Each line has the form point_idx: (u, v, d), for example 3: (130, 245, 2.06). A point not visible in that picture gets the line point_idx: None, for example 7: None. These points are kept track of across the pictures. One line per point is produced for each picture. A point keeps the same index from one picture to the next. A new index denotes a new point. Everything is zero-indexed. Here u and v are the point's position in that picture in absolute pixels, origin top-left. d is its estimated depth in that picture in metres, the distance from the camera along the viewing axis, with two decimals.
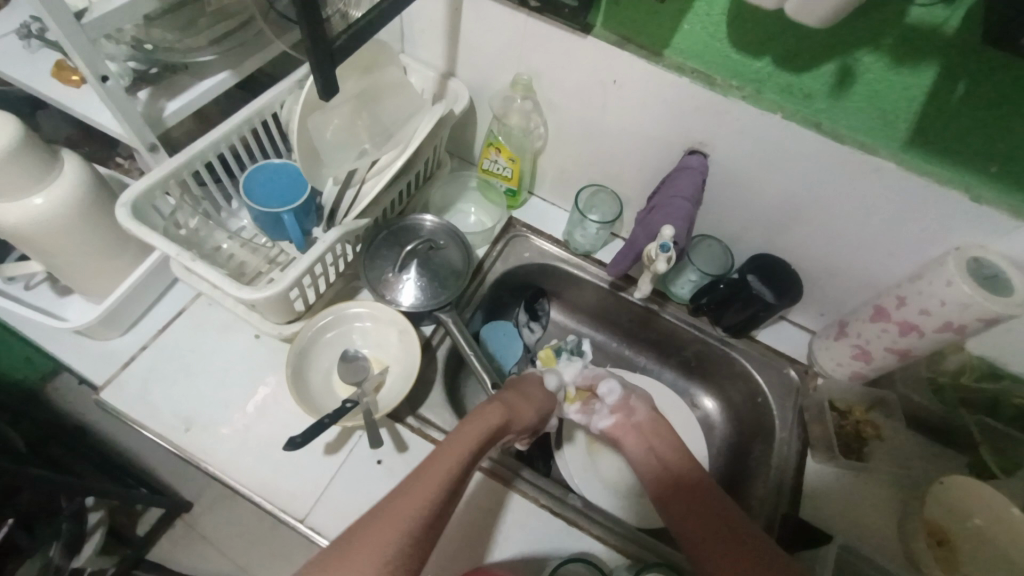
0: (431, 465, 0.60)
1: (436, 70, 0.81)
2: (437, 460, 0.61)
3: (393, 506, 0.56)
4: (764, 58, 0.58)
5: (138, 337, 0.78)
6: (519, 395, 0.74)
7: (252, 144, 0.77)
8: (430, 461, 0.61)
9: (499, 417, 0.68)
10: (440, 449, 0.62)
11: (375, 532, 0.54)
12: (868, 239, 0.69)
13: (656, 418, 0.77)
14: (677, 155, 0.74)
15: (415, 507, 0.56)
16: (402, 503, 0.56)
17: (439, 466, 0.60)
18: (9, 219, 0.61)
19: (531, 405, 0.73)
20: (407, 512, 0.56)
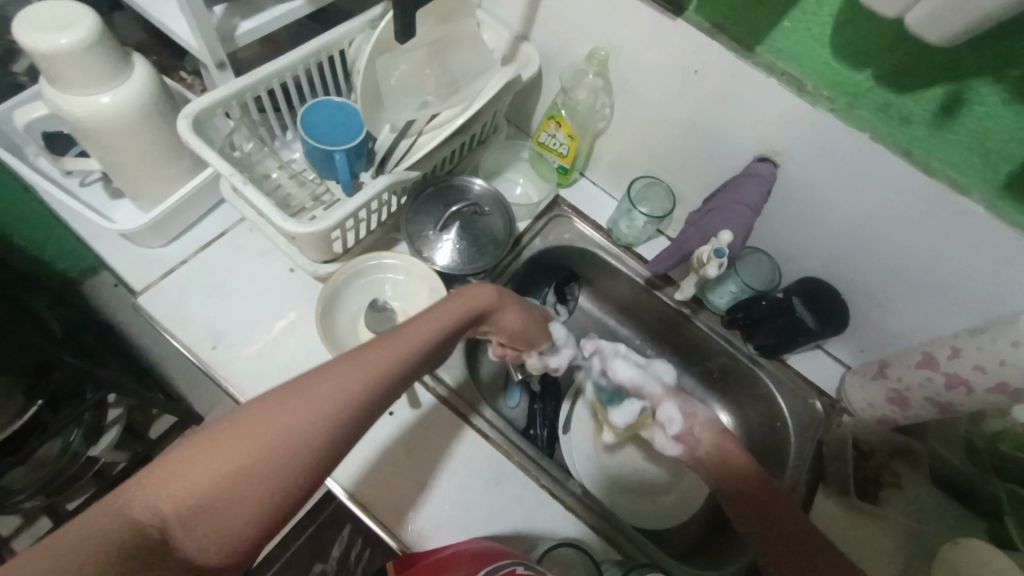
0: (419, 320, 0.55)
1: (510, 31, 0.78)
2: (422, 321, 0.55)
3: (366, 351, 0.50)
4: (866, 70, 0.54)
5: (178, 249, 0.80)
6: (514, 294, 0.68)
7: (315, 78, 0.76)
8: (420, 317, 0.55)
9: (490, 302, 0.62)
10: (425, 313, 0.56)
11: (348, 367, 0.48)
12: (933, 282, 0.65)
13: (705, 434, 0.67)
14: (745, 160, 0.71)
15: (390, 357, 0.50)
16: (381, 348, 0.51)
17: (426, 325, 0.55)
18: (75, 111, 0.62)
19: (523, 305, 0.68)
20: (386, 356, 0.50)
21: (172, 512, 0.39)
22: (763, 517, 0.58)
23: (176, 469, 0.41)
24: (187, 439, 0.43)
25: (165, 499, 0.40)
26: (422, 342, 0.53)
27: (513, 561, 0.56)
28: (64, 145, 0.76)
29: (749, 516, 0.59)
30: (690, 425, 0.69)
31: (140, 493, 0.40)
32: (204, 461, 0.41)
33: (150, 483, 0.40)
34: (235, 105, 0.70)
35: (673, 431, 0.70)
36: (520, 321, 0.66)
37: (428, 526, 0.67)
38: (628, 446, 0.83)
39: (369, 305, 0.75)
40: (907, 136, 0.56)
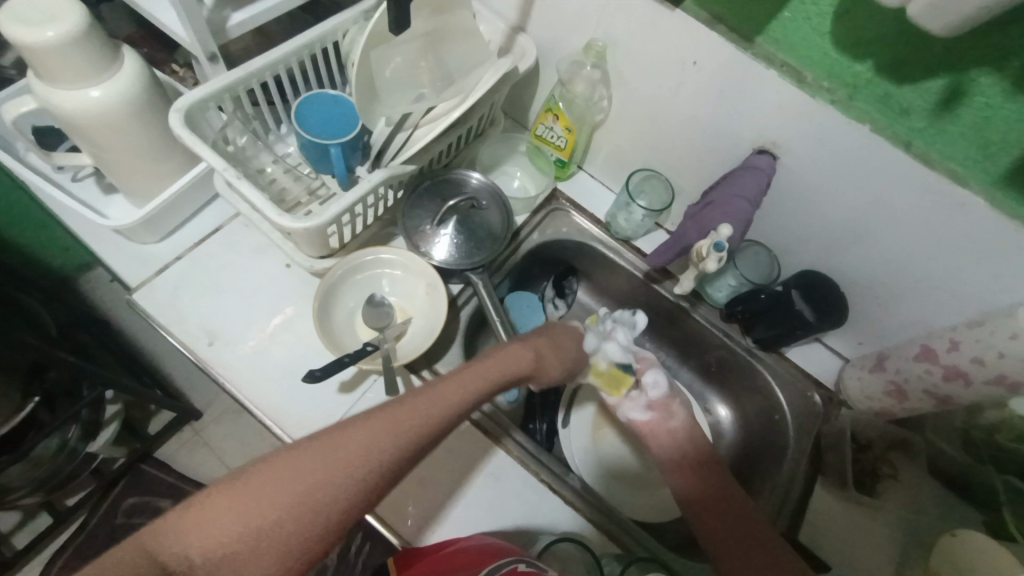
0: (455, 380, 0.56)
1: (506, 22, 0.77)
2: (455, 383, 0.56)
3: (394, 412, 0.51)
4: (866, 61, 0.54)
5: (172, 245, 0.79)
6: (551, 339, 0.68)
7: (309, 70, 0.75)
8: (456, 377, 0.57)
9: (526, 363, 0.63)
10: (458, 375, 0.57)
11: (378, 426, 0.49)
12: (932, 274, 0.65)
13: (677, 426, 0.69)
14: (744, 153, 0.70)
15: (418, 423, 0.51)
16: (413, 409, 0.52)
17: (462, 385, 0.56)
18: (65, 105, 0.61)
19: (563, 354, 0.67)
20: (417, 418, 0.51)
21: (198, 559, 0.42)
22: (719, 523, 0.61)
23: (205, 517, 0.43)
24: (216, 482, 0.45)
25: (192, 548, 0.42)
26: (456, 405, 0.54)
27: (513, 558, 0.56)
28: (55, 140, 0.75)
29: (699, 510, 0.63)
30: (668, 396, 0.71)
31: (172, 536, 0.43)
32: (231, 511, 0.43)
33: (181, 529, 0.43)
34: (228, 99, 0.69)
35: (650, 396, 0.70)
36: (565, 369, 0.67)
37: (427, 521, 0.67)
38: (609, 432, 0.83)
39: (366, 302, 0.75)
40: (907, 128, 0.55)
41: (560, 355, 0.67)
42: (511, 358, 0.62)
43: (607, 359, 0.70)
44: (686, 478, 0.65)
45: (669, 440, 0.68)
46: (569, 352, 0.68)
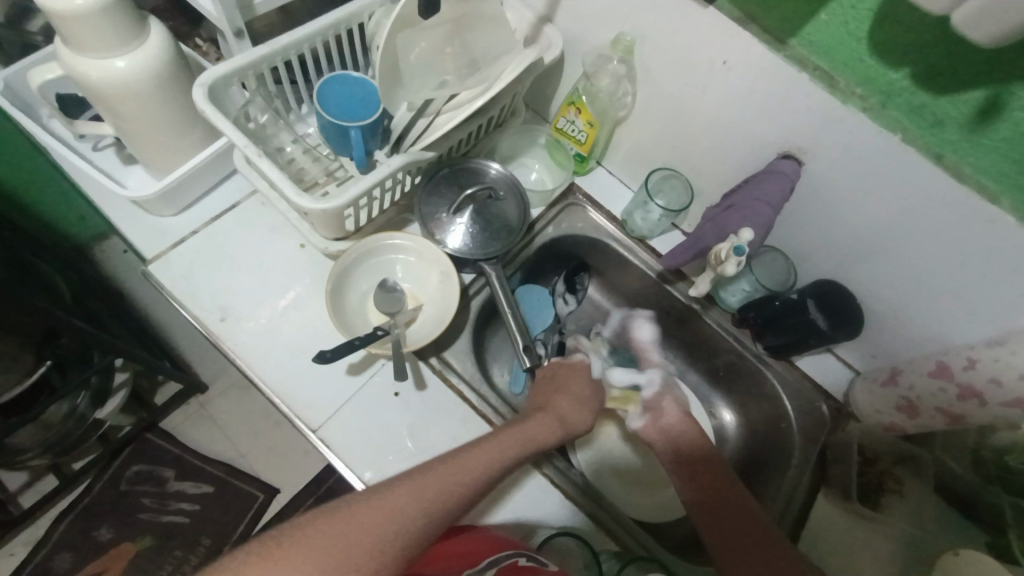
0: (489, 443, 0.60)
1: (533, 12, 0.76)
2: (485, 451, 0.59)
3: (427, 480, 0.55)
4: (902, 69, 0.52)
5: (189, 219, 0.79)
6: (573, 394, 0.71)
7: (333, 51, 0.75)
8: (489, 441, 0.60)
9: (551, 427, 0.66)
10: (488, 442, 0.60)
11: (416, 491, 0.53)
12: (953, 291, 0.64)
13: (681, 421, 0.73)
14: (768, 157, 0.69)
15: (448, 492, 0.55)
16: (451, 474, 0.56)
17: (496, 449, 0.60)
18: (91, 74, 0.61)
19: (585, 409, 0.70)
20: (454, 483, 0.55)
21: None
22: (727, 531, 0.62)
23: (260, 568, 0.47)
24: (270, 537, 0.49)
25: None
26: (490, 469, 0.58)
27: (515, 552, 0.57)
28: (78, 109, 0.76)
29: (704, 508, 0.64)
30: (662, 394, 0.77)
31: None
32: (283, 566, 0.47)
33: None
34: (252, 76, 0.69)
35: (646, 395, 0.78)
36: (587, 422, 0.69)
37: None
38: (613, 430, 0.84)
39: (378, 285, 0.75)
40: (940, 139, 0.54)
41: (581, 407, 0.70)
42: (538, 423, 0.65)
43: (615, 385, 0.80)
44: (687, 478, 0.68)
45: (672, 437, 0.72)
46: (591, 405, 0.71)
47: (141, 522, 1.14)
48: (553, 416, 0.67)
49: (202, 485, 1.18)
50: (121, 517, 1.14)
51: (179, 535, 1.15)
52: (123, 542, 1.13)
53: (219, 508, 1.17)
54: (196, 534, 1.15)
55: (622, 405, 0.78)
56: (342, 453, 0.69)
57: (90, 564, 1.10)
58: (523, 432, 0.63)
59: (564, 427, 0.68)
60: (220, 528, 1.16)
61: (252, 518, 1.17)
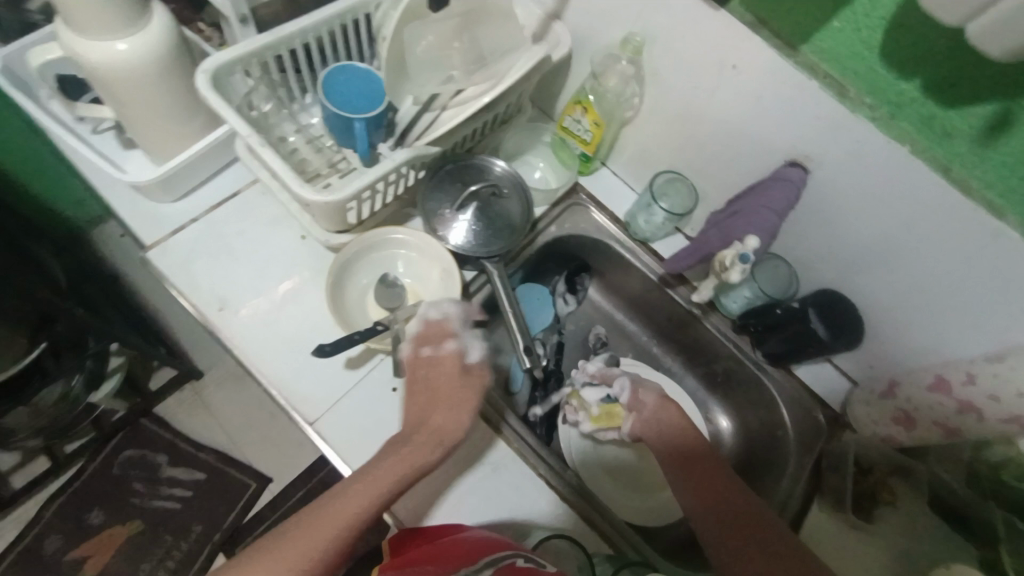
0: (419, 435, 0.62)
1: (543, 8, 0.75)
2: (362, 487, 0.57)
3: (296, 539, 0.54)
4: (914, 80, 0.52)
5: (188, 207, 0.78)
6: (440, 401, 0.63)
7: (338, 41, 0.74)
8: (419, 433, 0.62)
9: (424, 453, 0.60)
10: (364, 478, 0.58)
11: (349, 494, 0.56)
12: (955, 305, 0.64)
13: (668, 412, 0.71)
14: (775, 164, 0.68)
15: (334, 532, 0.55)
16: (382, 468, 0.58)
17: (426, 438, 0.61)
18: (92, 56, 0.60)
19: (452, 412, 0.63)
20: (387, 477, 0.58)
21: None
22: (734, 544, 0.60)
23: None
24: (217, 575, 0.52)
25: None
26: (422, 460, 0.60)
27: (513, 553, 0.56)
28: (78, 92, 0.75)
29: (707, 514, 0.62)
30: (637, 391, 0.73)
31: None
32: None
33: None
34: (256, 64, 0.67)
35: (623, 401, 0.73)
36: (464, 427, 0.62)
37: (423, 502, 0.67)
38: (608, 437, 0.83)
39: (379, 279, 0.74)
40: (949, 151, 0.54)
41: (457, 414, 0.62)
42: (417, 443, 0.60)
43: (592, 403, 0.78)
44: (689, 480, 0.65)
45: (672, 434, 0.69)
46: (460, 409, 0.63)
47: (131, 507, 1.14)
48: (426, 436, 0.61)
49: (195, 472, 1.17)
50: (113, 501, 1.13)
51: (170, 521, 1.14)
52: (113, 526, 1.12)
53: (210, 496, 1.17)
54: (187, 521, 1.15)
55: (608, 423, 0.77)
56: (339, 448, 0.69)
57: (80, 546, 1.10)
58: (401, 460, 0.59)
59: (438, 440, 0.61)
60: (211, 516, 1.16)
61: (244, 507, 1.17)
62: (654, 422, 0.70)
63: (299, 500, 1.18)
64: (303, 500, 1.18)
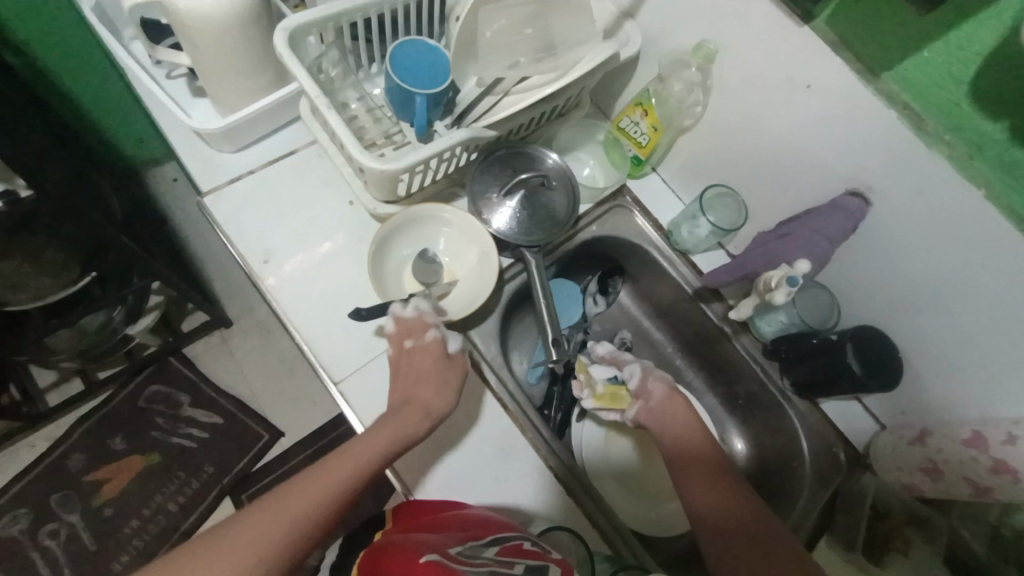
0: (404, 413, 0.64)
1: (617, 4, 0.75)
2: (346, 456, 0.60)
3: (283, 503, 0.55)
4: (999, 122, 0.50)
5: (246, 158, 0.81)
6: (428, 377, 0.67)
7: (411, 16, 0.75)
8: (405, 411, 0.64)
9: (416, 423, 0.63)
10: (349, 448, 0.60)
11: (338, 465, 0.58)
12: (1002, 361, 0.62)
13: (678, 409, 0.72)
14: (834, 191, 0.67)
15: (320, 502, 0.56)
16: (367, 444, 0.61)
17: (411, 416, 0.64)
18: (178, 4, 0.62)
19: (439, 387, 0.66)
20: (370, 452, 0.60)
21: None
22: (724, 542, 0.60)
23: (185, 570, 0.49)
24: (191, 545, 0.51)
25: None
26: (406, 437, 0.62)
27: (519, 536, 0.57)
28: (158, 36, 0.78)
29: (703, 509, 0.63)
30: (646, 378, 0.74)
31: None
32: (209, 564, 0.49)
33: None
34: (330, 28, 0.70)
35: (630, 387, 0.74)
36: (451, 404, 0.66)
37: (430, 477, 0.69)
38: (617, 432, 0.84)
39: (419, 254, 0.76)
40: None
41: (444, 393, 0.66)
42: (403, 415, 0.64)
43: (598, 381, 0.77)
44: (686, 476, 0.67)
45: (676, 432, 0.70)
46: (445, 387, 0.67)
47: (152, 440, 1.19)
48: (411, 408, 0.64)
49: (214, 416, 1.22)
50: (135, 431, 1.19)
51: (185, 459, 1.19)
52: (133, 455, 1.18)
53: (226, 441, 1.21)
54: (202, 461, 1.19)
55: (611, 403, 0.76)
56: (359, 410, 0.71)
57: (100, 471, 1.16)
58: (389, 435, 0.62)
59: (422, 413, 0.64)
60: (224, 459, 1.20)
61: (255, 456, 1.21)
62: (659, 416, 0.72)
63: (308, 457, 1.21)
64: (312, 457, 1.21)
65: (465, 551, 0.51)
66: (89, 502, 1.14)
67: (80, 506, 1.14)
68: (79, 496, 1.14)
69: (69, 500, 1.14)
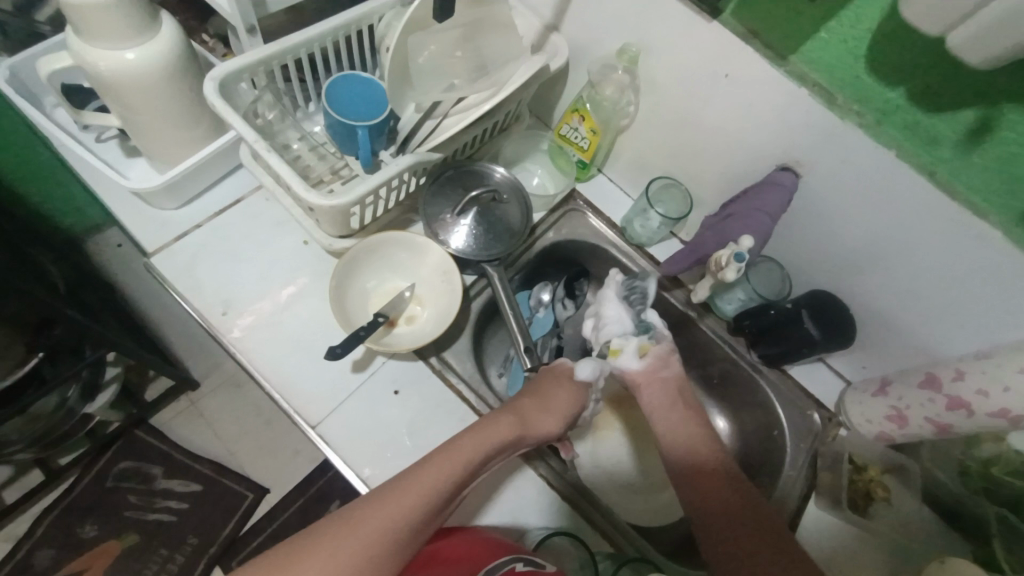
0: (511, 413, 0.65)
1: (541, 20, 0.78)
2: (414, 482, 0.55)
3: (425, 475, 0.56)
4: (898, 88, 0.54)
5: (192, 213, 0.79)
6: (538, 400, 0.67)
7: (341, 52, 0.76)
8: (511, 414, 0.65)
9: (513, 426, 0.64)
10: (430, 463, 0.57)
11: (459, 451, 0.59)
12: (938, 304, 0.66)
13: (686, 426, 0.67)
14: (767, 169, 0.71)
15: (446, 484, 0.56)
16: (484, 434, 0.61)
17: (517, 419, 0.65)
18: (101, 65, 0.61)
19: (550, 414, 0.67)
20: (489, 444, 0.61)
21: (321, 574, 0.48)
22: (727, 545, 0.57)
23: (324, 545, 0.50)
24: (322, 527, 0.52)
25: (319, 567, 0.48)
26: (512, 435, 0.63)
27: (512, 556, 0.57)
28: (82, 101, 0.75)
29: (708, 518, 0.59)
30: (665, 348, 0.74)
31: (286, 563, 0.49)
32: (345, 538, 0.51)
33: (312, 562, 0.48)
34: (261, 72, 0.70)
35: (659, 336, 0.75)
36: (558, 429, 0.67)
37: None
38: (607, 433, 0.86)
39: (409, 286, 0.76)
40: (934, 156, 0.56)
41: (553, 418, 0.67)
42: (488, 429, 0.62)
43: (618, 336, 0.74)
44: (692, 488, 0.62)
45: (681, 445, 0.65)
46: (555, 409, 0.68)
47: (127, 519, 1.13)
48: (513, 421, 0.64)
49: (191, 483, 1.17)
50: (107, 513, 1.12)
51: (165, 533, 1.13)
52: (108, 539, 1.11)
53: (206, 507, 1.15)
54: (184, 532, 1.14)
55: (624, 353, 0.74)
56: (339, 451, 0.69)
57: (72, 562, 1.09)
58: (498, 431, 0.62)
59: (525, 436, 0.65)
60: (207, 528, 1.14)
61: (239, 520, 1.16)
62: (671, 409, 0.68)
63: (297, 508, 1.18)
64: (302, 508, 1.18)
65: None
66: None
67: None
68: None
69: None
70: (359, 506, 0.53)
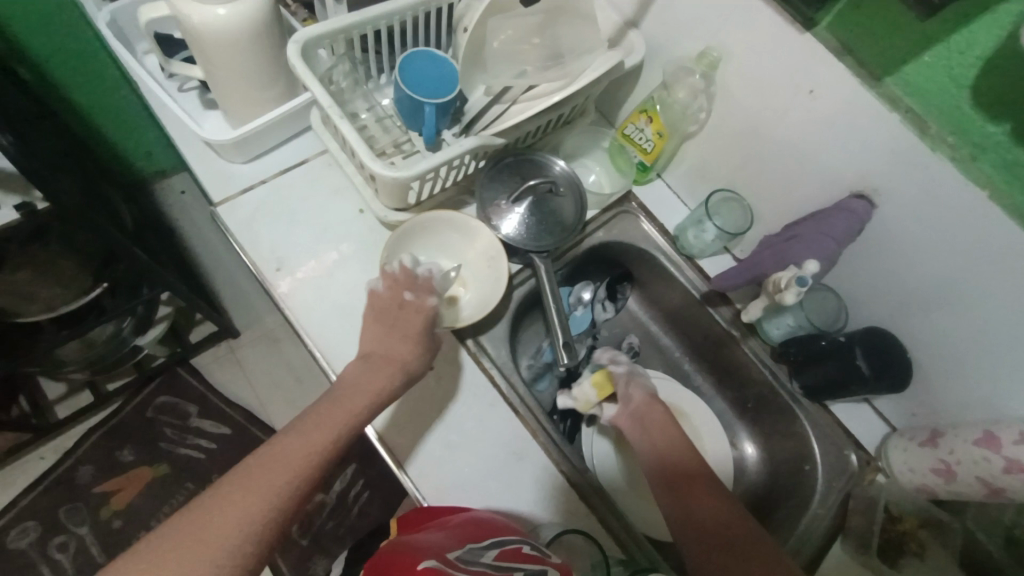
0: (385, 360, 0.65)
1: (621, 15, 0.76)
2: (293, 444, 0.56)
3: (304, 433, 0.57)
4: (1002, 123, 0.51)
5: (257, 169, 0.82)
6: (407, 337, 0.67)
7: (419, 28, 0.77)
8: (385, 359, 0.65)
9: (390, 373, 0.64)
10: (309, 422, 0.59)
11: (335, 407, 0.60)
12: (1009, 357, 0.62)
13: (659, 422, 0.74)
14: (839, 194, 0.67)
15: (325, 438, 0.58)
16: (363, 388, 0.63)
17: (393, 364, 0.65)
18: (192, 17, 0.63)
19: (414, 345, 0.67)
20: (366, 397, 0.62)
21: None
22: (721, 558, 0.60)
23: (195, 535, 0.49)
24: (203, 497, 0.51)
25: None
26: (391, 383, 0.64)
27: (518, 538, 0.57)
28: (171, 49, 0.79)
29: (710, 538, 0.61)
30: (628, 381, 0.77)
31: None
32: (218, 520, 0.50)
33: None
34: (341, 40, 0.71)
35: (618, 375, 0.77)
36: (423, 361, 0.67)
37: (443, 485, 0.68)
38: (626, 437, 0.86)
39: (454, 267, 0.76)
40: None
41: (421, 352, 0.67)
42: (373, 384, 0.63)
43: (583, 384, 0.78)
44: (682, 501, 0.66)
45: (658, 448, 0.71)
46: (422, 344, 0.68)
47: (161, 450, 1.19)
48: (388, 366, 0.65)
49: (222, 425, 1.22)
50: (143, 441, 1.19)
51: (193, 469, 1.19)
52: (142, 465, 1.18)
53: (234, 451, 1.21)
54: (210, 470, 1.19)
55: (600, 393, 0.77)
56: None
57: (108, 481, 1.16)
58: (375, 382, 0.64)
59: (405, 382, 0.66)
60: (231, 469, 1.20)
61: None
62: (636, 424, 0.74)
63: None
64: None
65: (464, 554, 0.52)
66: (99, 513, 1.14)
67: (88, 518, 1.14)
68: (88, 506, 1.14)
69: (78, 512, 1.14)
70: (235, 475, 0.53)
